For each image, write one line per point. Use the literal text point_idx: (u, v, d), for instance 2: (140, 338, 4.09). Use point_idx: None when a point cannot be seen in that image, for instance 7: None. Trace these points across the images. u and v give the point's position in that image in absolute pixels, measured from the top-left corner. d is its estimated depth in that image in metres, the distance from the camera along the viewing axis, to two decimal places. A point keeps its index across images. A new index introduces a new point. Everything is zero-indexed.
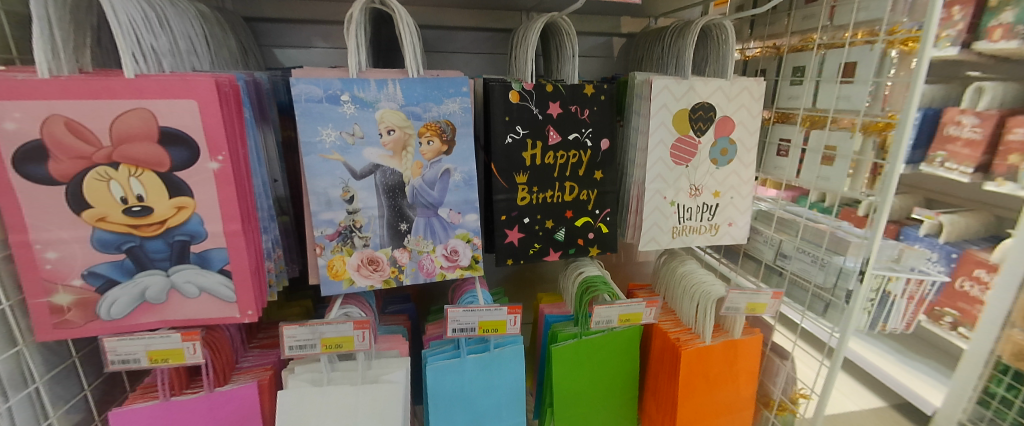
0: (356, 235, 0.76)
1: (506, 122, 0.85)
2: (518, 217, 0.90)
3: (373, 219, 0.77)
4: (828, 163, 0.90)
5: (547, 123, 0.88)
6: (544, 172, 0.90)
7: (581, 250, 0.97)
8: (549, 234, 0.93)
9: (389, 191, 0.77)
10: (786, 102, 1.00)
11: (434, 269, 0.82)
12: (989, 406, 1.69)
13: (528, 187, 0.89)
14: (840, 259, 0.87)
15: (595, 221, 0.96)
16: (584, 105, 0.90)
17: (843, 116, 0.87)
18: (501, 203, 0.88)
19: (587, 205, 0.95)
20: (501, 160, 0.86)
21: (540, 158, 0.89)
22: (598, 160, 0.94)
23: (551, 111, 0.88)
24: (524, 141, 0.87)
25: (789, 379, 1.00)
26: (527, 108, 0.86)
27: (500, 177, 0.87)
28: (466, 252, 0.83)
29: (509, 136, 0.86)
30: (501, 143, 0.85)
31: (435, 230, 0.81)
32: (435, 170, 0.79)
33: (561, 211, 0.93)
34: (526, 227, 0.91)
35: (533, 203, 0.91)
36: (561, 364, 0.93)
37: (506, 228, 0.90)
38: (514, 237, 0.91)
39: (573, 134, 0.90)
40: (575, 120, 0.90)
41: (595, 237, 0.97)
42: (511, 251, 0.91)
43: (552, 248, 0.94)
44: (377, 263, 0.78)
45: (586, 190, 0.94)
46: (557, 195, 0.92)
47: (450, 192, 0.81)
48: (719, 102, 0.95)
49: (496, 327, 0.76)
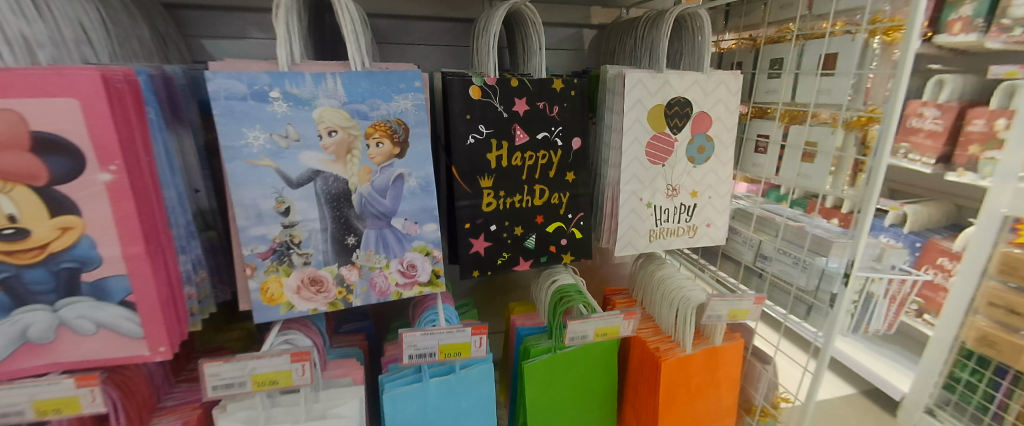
0: (295, 252, 0.67)
1: (467, 120, 0.76)
2: (484, 225, 0.82)
3: (315, 233, 0.67)
4: (808, 160, 0.85)
5: (513, 121, 0.80)
6: (511, 175, 0.82)
7: (554, 257, 0.90)
8: (518, 241, 0.86)
9: (333, 200, 0.67)
10: (763, 96, 0.95)
11: (388, 288, 0.73)
12: (955, 391, 1.76)
13: (494, 192, 0.82)
14: (822, 261, 0.82)
15: (568, 226, 0.89)
16: (554, 102, 0.82)
17: (823, 110, 0.83)
18: (464, 210, 0.80)
19: (559, 210, 0.88)
20: (463, 163, 0.78)
21: (507, 160, 0.81)
22: (569, 160, 0.86)
23: (517, 108, 0.80)
24: (488, 141, 0.79)
25: (770, 385, 0.96)
26: (490, 105, 0.78)
27: (463, 181, 0.79)
28: (425, 267, 0.75)
29: (471, 136, 0.77)
30: (462, 144, 0.77)
31: (389, 243, 0.72)
32: (386, 176, 0.70)
33: (531, 217, 0.86)
34: (493, 236, 0.83)
35: (500, 208, 0.83)
36: (534, 381, 0.87)
37: (471, 237, 0.82)
38: (479, 247, 0.83)
39: (542, 132, 0.83)
40: (543, 117, 0.82)
41: (568, 243, 0.90)
42: (477, 263, 0.83)
43: (522, 257, 0.87)
44: (321, 283, 0.68)
45: (557, 193, 0.87)
46: (526, 200, 0.85)
47: (405, 200, 0.72)
48: (695, 97, 0.90)
49: (460, 350, 0.68)
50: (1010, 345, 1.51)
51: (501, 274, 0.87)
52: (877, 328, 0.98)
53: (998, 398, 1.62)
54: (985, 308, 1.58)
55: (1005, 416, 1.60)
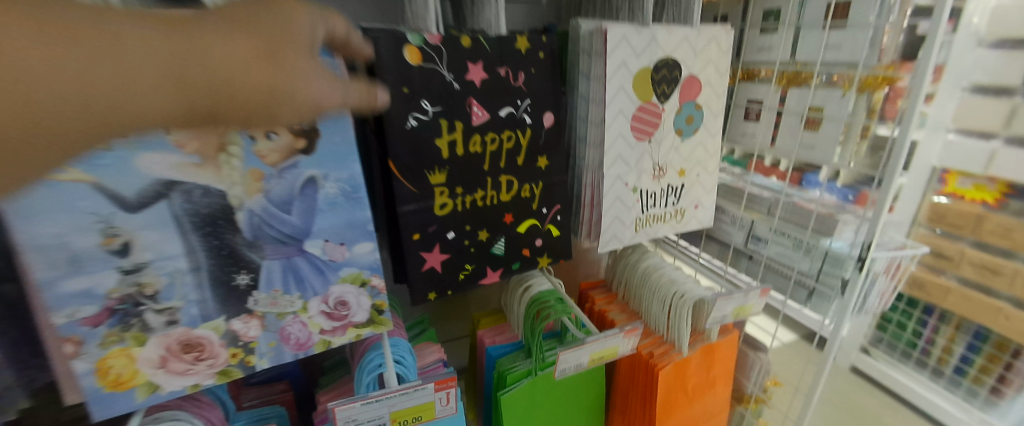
0: (150, 309, 0.44)
1: (404, 95, 0.55)
2: (439, 235, 0.63)
3: (182, 276, 0.45)
4: (811, 128, 0.75)
5: (468, 93, 0.60)
6: (469, 166, 0.63)
7: (529, 263, 0.73)
8: (483, 248, 0.68)
9: (205, 225, 0.45)
10: (755, 55, 0.83)
11: (310, 338, 0.53)
12: (886, 330, 2.00)
13: (449, 189, 0.62)
14: (827, 242, 0.74)
15: (543, 223, 0.72)
16: (519, 67, 0.63)
17: (831, 70, 0.72)
18: (409, 217, 0.60)
19: (532, 205, 0.70)
20: (404, 154, 0.57)
21: (464, 146, 0.62)
22: (541, 142, 0.68)
23: (471, 77, 0.59)
24: (436, 123, 0.59)
25: (764, 371, 0.89)
26: (436, 74, 0.57)
27: (405, 180, 0.58)
28: (360, 303, 0.55)
29: (413, 117, 0.57)
30: (400, 130, 0.56)
31: (304, 276, 0.51)
32: (289, 182, 0.48)
33: (497, 216, 0.68)
34: (452, 246, 0.65)
35: (458, 210, 0.64)
36: (512, 414, 0.72)
37: (423, 251, 0.62)
38: (434, 261, 0.64)
39: (506, 108, 0.63)
40: (507, 88, 0.63)
41: (544, 244, 0.74)
42: (433, 281, 0.64)
43: (489, 267, 0.69)
44: (203, 347, 0.48)
45: (529, 184, 0.69)
46: (490, 196, 0.66)
47: (321, 214, 0.50)
48: (684, 57, 0.74)
49: (419, 413, 0.54)
50: (935, 286, 1.80)
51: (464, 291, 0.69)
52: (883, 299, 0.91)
53: (925, 334, 1.87)
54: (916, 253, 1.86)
55: (931, 350, 1.85)
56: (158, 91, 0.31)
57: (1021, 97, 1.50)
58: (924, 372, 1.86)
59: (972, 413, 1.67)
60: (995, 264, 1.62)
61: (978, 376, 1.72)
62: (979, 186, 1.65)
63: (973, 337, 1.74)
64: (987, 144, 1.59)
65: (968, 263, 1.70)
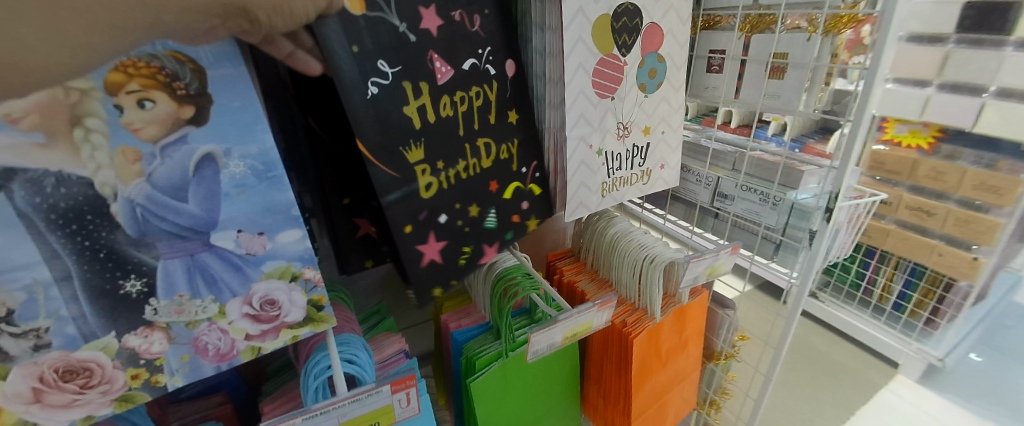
0: (4, 334, 0.34)
1: (355, 56, 0.44)
2: (432, 220, 0.55)
3: (46, 289, 0.35)
4: (776, 76, 0.72)
5: (427, 45, 0.50)
6: (444, 134, 0.54)
7: (520, 230, 0.67)
8: (477, 225, 0.61)
9: (68, 222, 0.35)
10: (715, 1, 0.78)
11: (234, 346, 0.44)
12: (833, 274, 2.16)
13: (430, 166, 0.54)
14: (793, 195, 0.73)
15: (526, 184, 0.66)
16: (472, 8, 0.53)
17: (795, 11, 0.68)
18: (393, 208, 0.51)
19: (513, 167, 0.64)
20: (373, 136, 0.47)
21: (435, 111, 0.52)
22: (508, 95, 0.60)
23: (427, 25, 0.49)
24: (400, 87, 0.49)
25: (732, 328, 0.89)
26: (386, 25, 0.46)
27: (382, 164, 0.49)
28: (293, 299, 0.46)
29: (373, 84, 0.46)
30: (362, 102, 0.46)
31: (214, 278, 0.42)
32: (178, 162, 0.38)
33: (482, 187, 0.60)
34: (448, 232, 0.57)
35: (445, 187, 0.56)
36: (484, 400, 0.67)
37: (418, 244, 0.54)
38: (432, 253, 0.56)
39: (469, 60, 0.54)
40: (466, 35, 0.53)
41: (530, 206, 0.68)
42: (437, 274, 0.58)
43: (486, 244, 0.63)
44: (90, 372, 0.38)
45: (505, 144, 0.62)
46: (472, 165, 0.59)
47: (226, 200, 0.41)
48: (644, 2, 0.68)
49: (377, 420, 0.48)
50: (876, 229, 1.91)
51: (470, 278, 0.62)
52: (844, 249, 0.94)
53: (867, 275, 2.02)
54: None
55: (873, 289, 2.01)
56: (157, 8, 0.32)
57: (952, 45, 1.62)
58: (866, 311, 2.03)
59: (909, 344, 1.84)
60: (928, 206, 1.74)
61: (914, 310, 1.89)
62: (914, 131, 1.80)
63: (910, 274, 1.88)
64: (922, 91, 1.73)
65: (905, 207, 1.81)
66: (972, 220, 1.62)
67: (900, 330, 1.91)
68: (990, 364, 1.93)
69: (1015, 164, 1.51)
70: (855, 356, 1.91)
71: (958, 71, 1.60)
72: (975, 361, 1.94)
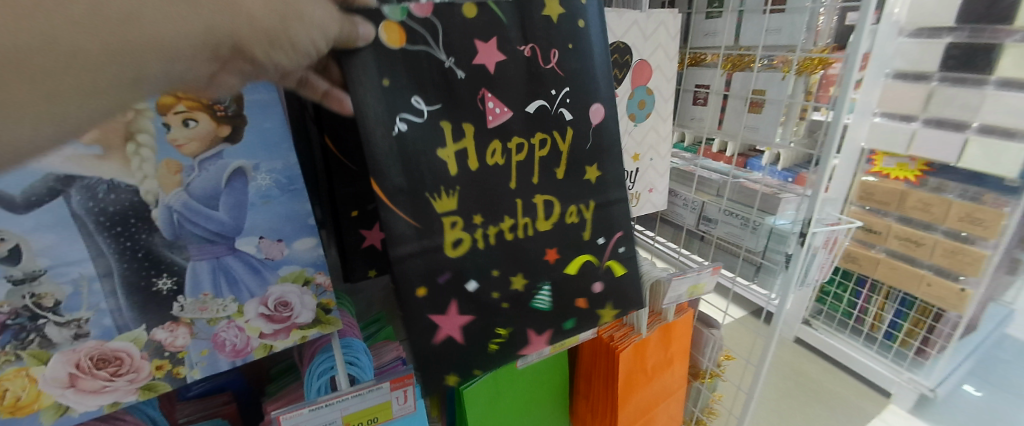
0: (50, 322, 0.39)
1: (385, 90, 0.40)
2: (456, 286, 0.49)
3: (90, 283, 0.40)
4: (754, 111, 0.78)
5: (480, 83, 0.46)
6: (491, 183, 0.50)
7: (585, 314, 0.61)
8: (520, 300, 0.55)
9: (114, 225, 0.39)
10: (701, 40, 0.86)
11: (249, 344, 0.48)
12: (825, 302, 2.20)
13: (463, 219, 0.48)
14: (771, 220, 0.78)
15: (601, 261, 0.61)
16: (549, 43, 0.50)
17: (772, 53, 0.75)
18: (408, 270, 0.46)
19: (580, 234, 0.59)
20: (399, 184, 0.43)
21: (478, 157, 0.48)
22: (587, 149, 0.56)
23: (482, 60, 0.46)
24: (436, 127, 0.44)
25: (717, 347, 0.93)
26: (429, 59, 0.42)
27: (404, 212, 0.44)
28: (305, 302, 0.50)
29: (403, 119, 0.42)
30: (385, 137, 0.41)
31: (237, 278, 0.47)
32: (213, 174, 0.43)
33: (537, 256, 0.55)
34: (476, 306, 0.51)
35: (489, 247, 0.51)
36: (475, 406, 0.70)
37: (432, 315, 0.48)
38: (450, 328, 0.50)
39: (537, 102, 0.51)
40: (536, 74, 0.50)
41: (606, 290, 0.62)
42: (450, 357, 0.50)
43: (530, 329, 0.56)
44: (120, 361, 0.42)
45: (574, 206, 0.57)
46: (524, 226, 0.54)
47: (252, 209, 0.46)
48: (635, 41, 0.75)
49: (375, 414, 0.51)
50: (866, 258, 1.97)
51: (500, 364, 0.55)
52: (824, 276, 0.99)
53: (859, 304, 2.06)
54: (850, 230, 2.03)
55: (864, 318, 2.05)
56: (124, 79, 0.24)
57: (936, 83, 1.68)
58: (858, 339, 2.05)
59: (901, 374, 1.85)
60: (917, 236, 1.79)
61: (905, 339, 1.92)
62: (901, 164, 1.85)
63: (900, 304, 1.92)
64: (908, 125, 1.79)
65: (894, 237, 1.86)
66: (959, 251, 1.67)
67: (891, 359, 1.94)
68: (988, 398, 1.93)
69: (999, 198, 1.57)
70: (847, 384, 1.93)
71: (941, 108, 1.67)
72: (970, 395, 1.95)
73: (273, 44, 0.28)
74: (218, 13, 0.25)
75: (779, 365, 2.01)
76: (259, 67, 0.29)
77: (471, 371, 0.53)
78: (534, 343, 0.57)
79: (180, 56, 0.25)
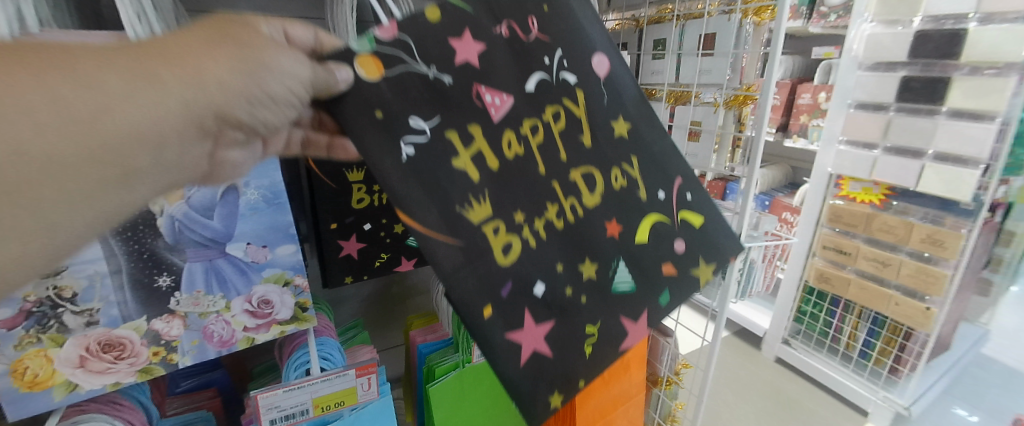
0: (68, 311, 0.46)
1: (379, 121, 0.39)
2: (523, 294, 0.45)
3: (102, 278, 0.48)
4: (694, 139, 0.90)
5: (471, 79, 0.46)
6: (524, 172, 0.49)
7: (673, 279, 0.62)
8: (603, 284, 0.53)
9: (125, 230, 0.48)
10: (650, 77, 0.97)
11: (233, 335, 0.56)
12: (802, 321, 2.26)
13: (504, 223, 0.46)
14: None
15: (670, 219, 0.64)
16: (523, 20, 0.53)
17: (705, 90, 0.86)
18: (470, 295, 0.41)
19: (637, 193, 0.61)
20: (429, 209, 0.40)
21: (496, 153, 0.47)
22: (604, 103, 0.60)
23: (465, 55, 0.46)
24: (444, 139, 0.43)
25: (672, 355, 1.00)
26: (411, 72, 0.41)
27: (439, 232, 0.40)
28: (285, 300, 0.58)
29: (409, 144, 0.40)
30: (393, 163, 0.39)
31: (227, 278, 0.54)
32: (210, 189, 0.51)
33: (600, 236, 0.54)
34: (554, 310, 0.47)
35: (547, 240, 0.49)
36: (441, 405, 0.77)
37: (509, 333, 0.43)
38: (534, 341, 0.45)
39: (539, 74, 0.52)
40: (522, 48, 0.52)
41: (686, 245, 0.66)
42: (542, 373, 0.45)
43: (626, 315, 0.55)
44: (124, 346, 0.50)
45: (618, 167, 0.59)
46: (572, 206, 0.53)
47: (242, 219, 0.54)
48: None
49: (342, 398, 0.59)
50: (839, 278, 2.01)
51: (605, 364, 0.52)
52: (762, 290, 1.10)
53: (834, 323, 2.12)
54: (821, 251, 2.08)
55: (840, 337, 2.10)
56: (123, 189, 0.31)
57: (893, 112, 1.74)
58: (835, 358, 2.11)
59: (877, 393, 1.89)
60: (884, 257, 1.84)
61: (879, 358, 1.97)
62: (867, 188, 1.89)
63: (873, 323, 1.98)
64: (871, 153, 1.82)
65: (864, 257, 1.91)
66: (922, 272, 1.72)
67: (867, 378, 1.98)
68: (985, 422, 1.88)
69: (958, 220, 1.62)
70: (825, 403, 1.98)
71: (900, 136, 1.72)
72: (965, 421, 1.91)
73: (252, 101, 0.34)
74: (190, 86, 0.31)
75: (754, 382, 2.09)
76: (250, 125, 0.36)
77: (577, 381, 0.48)
78: (632, 331, 0.56)
79: (168, 143, 0.32)
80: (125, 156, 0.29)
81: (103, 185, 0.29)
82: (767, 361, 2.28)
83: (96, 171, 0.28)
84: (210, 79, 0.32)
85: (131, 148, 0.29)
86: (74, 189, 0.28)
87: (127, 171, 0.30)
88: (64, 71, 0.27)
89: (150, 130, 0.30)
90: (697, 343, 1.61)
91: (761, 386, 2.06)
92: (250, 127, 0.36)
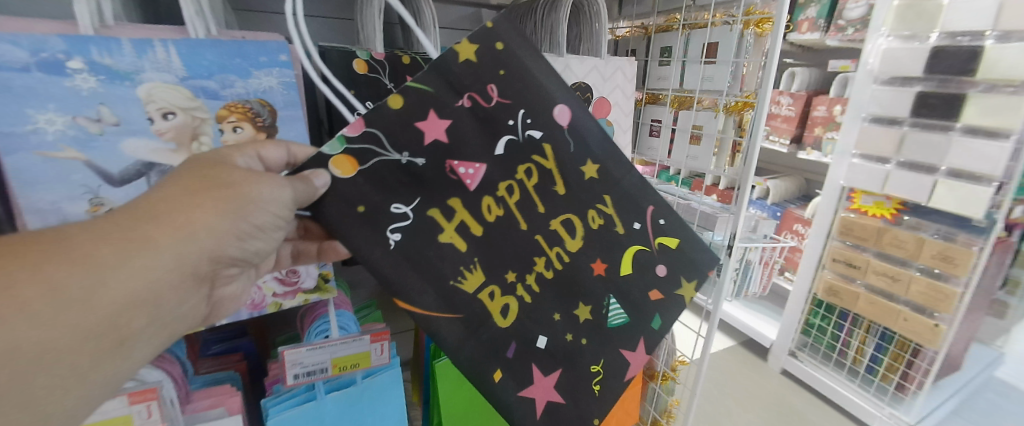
0: None
1: (361, 216, 0.47)
2: (527, 350, 0.56)
3: None
4: (695, 143, 0.94)
5: (442, 156, 0.50)
6: (505, 234, 0.55)
7: (666, 304, 0.67)
8: (596, 323, 0.61)
9: None
10: (655, 83, 1.02)
11: (264, 300, 0.62)
12: (810, 334, 2.24)
13: (496, 287, 0.54)
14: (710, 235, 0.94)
15: (653, 248, 0.65)
16: (484, 84, 0.51)
17: (707, 96, 0.91)
18: (480, 360, 0.52)
19: (613, 230, 0.62)
20: (426, 292, 0.50)
21: (478, 221, 0.53)
22: (571, 150, 0.58)
23: (429, 135, 0.49)
24: (425, 218, 0.50)
25: (669, 350, 1.04)
26: (386, 164, 0.47)
27: (441, 312, 0.50)
28: (309, 272, 0.65)
29: (394, 231, 0.48)
30: (386, 252, 0.48)
31: None
32: None
33: (587, 279, 0.60)
34: (557, 358, 0.58)
35: (537, 292, 0.57)
36: (446, 380, 0.83)
37: (520, 390, 0.55)
38: (541, 391, 0.56)
39: (506, 135, 0.53)
40: (487, 115, 0.52)
41: (672, 266, 0.67)
42: (556, 415, 0.58)
43: (624, 346, 0.63)
44: None
45: (593, 208, 0.60)
46: (557, 255, 0.58)
47: None
48: (594, 82, 0.91)
49: (357, 361, 0.66)
50: (847, 292, 2.01)
51: (614, 392, 0.62)
52: (758, 290, 1.14)
53: (842, 337, 2.10)
54: (831, 264, 2.07)
55: (847, 351, 2.09)
56: (118, 354, 0.39)
57: (908, 128, 1.74)
58: (841, 372, 2.09)
59: (882, 409, 1.89)
60: (893, 272, 1.83)
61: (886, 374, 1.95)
62: (878, 202, 1.90)
63: (880, 338, 1.97)
64: (884, 167, 1.82)
65: (873, 271, 1.90)
66: (933, 288, 1.70)
67: (873, 393, 1.97)
68: None
69: (969, 237, 1.61)
70: (828, 416, 1.98)
71: (913, 152, 1.71)
72: None
73: (240, 236, 0.45)
74: (182, 244, 0.41)
75: (758, 391, 2.09)
76: (241, 257, 0.47)
77: (589, 416, 0.60)
78: (633, 360, 0.64)
79: (158, 303, 0.41)
80: (123, 326, 0.39)
81: (100, 353, 0.38)
82: (772, 371, 2.28)
83: (94, 343, 0.37)
84: (199, 228, 0.42)
85: (127, 316, 0.39)
86: (67, 356, 0.36)
87: (124, 339, 0.39)
88: (70, 258, 0.36)
89: (148, 294, 0.40)
90: (691, 340, 1.82)
91: (764, 396, 2.06)
92: (243, 258, 0.48)
